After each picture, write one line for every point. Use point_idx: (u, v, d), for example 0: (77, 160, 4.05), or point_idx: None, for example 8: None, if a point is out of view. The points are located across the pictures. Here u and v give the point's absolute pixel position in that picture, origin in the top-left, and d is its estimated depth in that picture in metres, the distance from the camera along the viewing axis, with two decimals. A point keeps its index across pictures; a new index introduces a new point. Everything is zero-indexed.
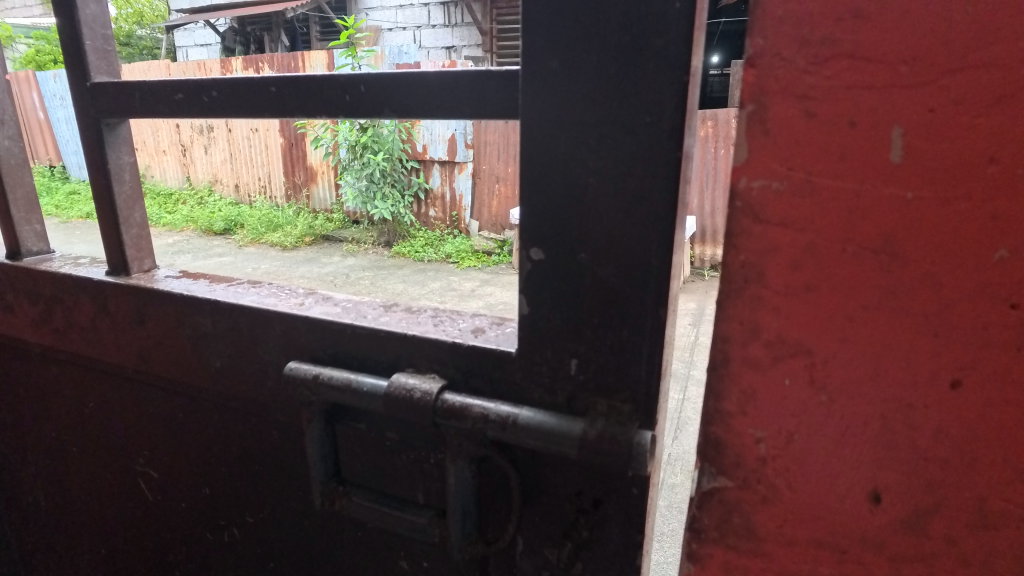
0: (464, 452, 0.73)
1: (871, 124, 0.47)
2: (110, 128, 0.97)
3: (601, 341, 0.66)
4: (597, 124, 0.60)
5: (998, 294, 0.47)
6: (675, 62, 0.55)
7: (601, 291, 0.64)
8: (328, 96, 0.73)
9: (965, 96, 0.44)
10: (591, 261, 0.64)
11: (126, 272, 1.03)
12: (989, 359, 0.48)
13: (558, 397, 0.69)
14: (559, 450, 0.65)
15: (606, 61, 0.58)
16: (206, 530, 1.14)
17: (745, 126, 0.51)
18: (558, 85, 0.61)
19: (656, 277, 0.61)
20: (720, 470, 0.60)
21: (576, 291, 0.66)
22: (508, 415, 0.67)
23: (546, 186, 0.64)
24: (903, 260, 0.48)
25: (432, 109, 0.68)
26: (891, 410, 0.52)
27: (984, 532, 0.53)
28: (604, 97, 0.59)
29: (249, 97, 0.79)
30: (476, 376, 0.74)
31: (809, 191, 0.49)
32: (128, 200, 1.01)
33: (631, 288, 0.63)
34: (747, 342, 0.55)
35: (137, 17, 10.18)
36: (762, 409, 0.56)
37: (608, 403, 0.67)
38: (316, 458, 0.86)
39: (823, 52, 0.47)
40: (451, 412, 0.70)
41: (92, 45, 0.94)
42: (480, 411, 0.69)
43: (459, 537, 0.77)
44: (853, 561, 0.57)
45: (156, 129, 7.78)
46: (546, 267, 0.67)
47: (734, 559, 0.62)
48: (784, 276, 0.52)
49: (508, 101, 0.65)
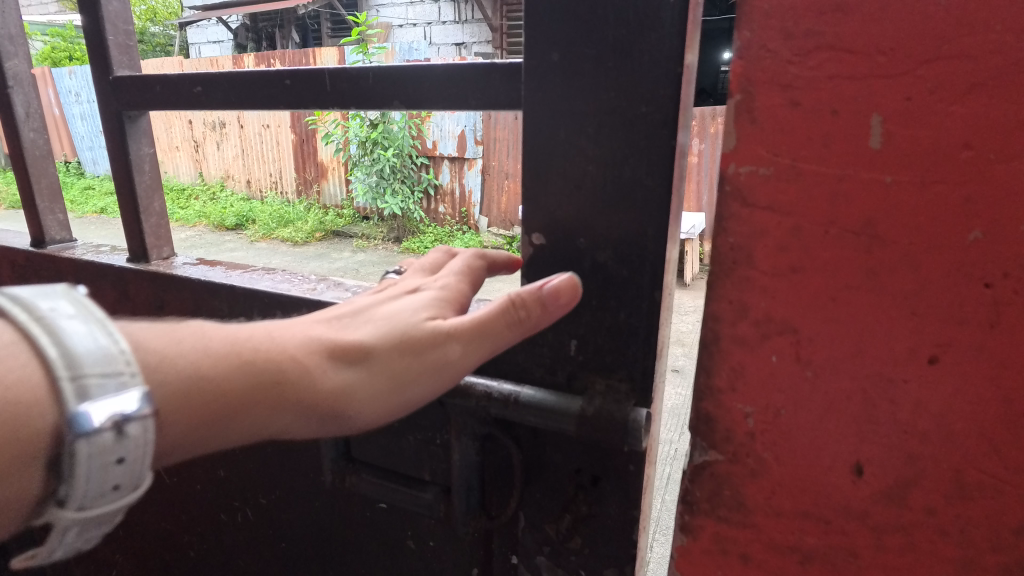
0: (469, 428, 0.77)
1: (853, 113, 0.49)
2: (132, 120, 1.00)
3: (598, 323, 0.69)
4: (596, 114, 0.63)
5: (971, 274, 0.49)
6: (669, 56, 0.58)
7: (599, 274, 0.67)
8: (340, 89, 0.77)
9: (940, 85, 0.47)
10: (590, 245, 0.67)
11: (146, 259, 1.08)
12: (965, 335, 0.51)
13: (559, 376, 0.73)
14: (558, 427, 0.68)
15: (604, 53, 0.61)
16: (221, 511, 1.18)
17: (733, 115, 0.53)
18: (558, 78, 0.64)
19: (651, 261, 0.64)
20: (711, 445, 0.63)
21: (575, 276, 0.69)
22: (510, 393, 0.71)
23: (547, 174, 0.67)
24: (882, 241, 0.51)
25: (438, 101, 0.71)
26: (872, 385, 0.55)
27: (961, 504, 0.55)
28: (601, 89, 0.62)
29: (265, 90, 0.83)
30: (481, 357, 0.78)
31: (794, 176, 0.52)
32: (148, 189, 1.05)
33: (627, 272, 0.66)
34: (736, 321, 0.58)
35: (151, 14, 10.35)
36: (750, 385, 0.59)
37: (606, 382, 0.70)
38: (328, 438, 0.91)
39: (806, 44, 0.50)
40: (457, 390, 0.74)
41: (115, 41, 0.98)
42: (484, 390, 0.72)
43: (463, 511, 0.80)
44: (837, 532, 0.60)
45: (170, 124, 7.88)
46: (548, 253, 0.70)
47: (725, 530, 0.65)
48: (772, 257, 0.55)
49: (512, 93, 0.68)
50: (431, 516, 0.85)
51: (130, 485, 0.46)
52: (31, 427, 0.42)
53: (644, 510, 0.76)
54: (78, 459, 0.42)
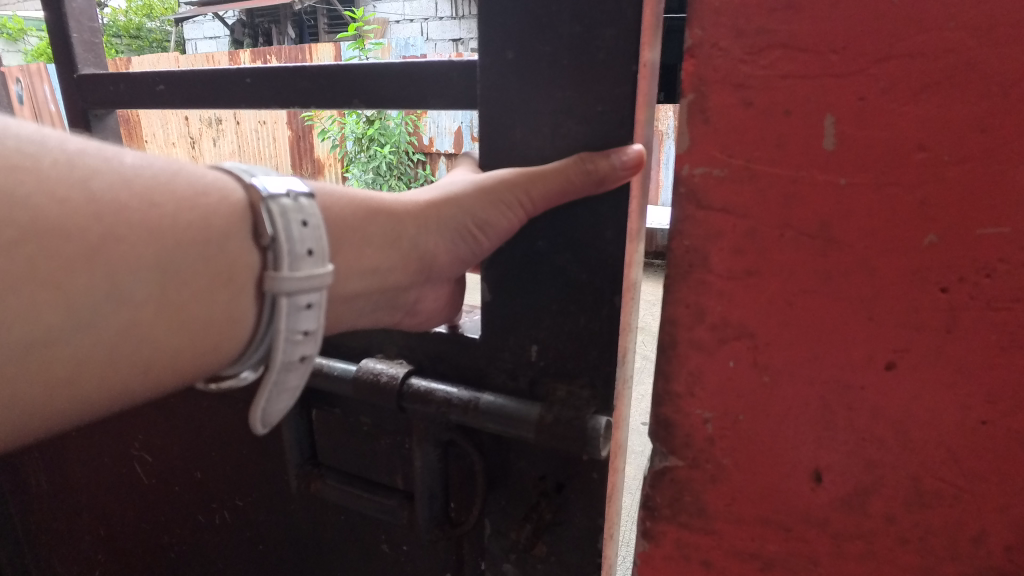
0: (430, 435, 0.75)
1: (806, 113, 0.48)
2: (98, 119, 1.00)
3: (559, 327, 0.68)
4: (553, 112, 0.61)
5: (927, 278, 0.48)
6: (625, 53, 0.57)
7: (562, 276, 0.66)
8: (301, 87, 0.75)
9: (893, 85, 0.46)
10: (549, 247, 0.65)
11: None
12: (923, 340, 0.50)
13: (521, 382, 0.72)
14: (517, 434, 0.67)
15: (560, 51, 0.60)
16: (199, 513, 1.17)
17: (687, 115, 0.52)
18: (513, 75, 0.62)
19: (612, 264, 0.63)
20: (670, 451, 0.62)
21: (536, 279, 0.67)
22: (470, 399, 0.69)
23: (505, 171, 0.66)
24: (837, 245, 0.50)
25: (399, 99, 0.70)
26: (830, 391, 0.53)
27: (920, 512, 0.54)
28: (555, 88, 0.61)
29: (226, 88, 0.81)
30: (443, 361, 0.76)
31: (748, 178, 0.51)
32: None
33: (588, 274, 0.64)
34: (693, 325, 0.57)
35: (147, 9, 10.30)
36: (707, 390, 0.58)
37: (568, 388, 0.69)
38: (292, 442, 0.88)
39: (758, 42, 0.48)
40: (417, 396, 0.72)
41: (80, 38, 0.97)
42: (443, 396, 0.71)
43: (426, 518, 0.79)
44: (797, 540, 0.59)
45: (165, 121, 7.85)
46: (506, 254, 0.68)
47: (687, 536, 0.64)
48: (728, 260, 0.54)
49: (467, 90, 0.67)
50: (395, 522, 0.84)
51: (321, 257, 0.50)
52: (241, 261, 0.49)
53: (610, 517, 0.75)
54: (273, 213, 0.48)
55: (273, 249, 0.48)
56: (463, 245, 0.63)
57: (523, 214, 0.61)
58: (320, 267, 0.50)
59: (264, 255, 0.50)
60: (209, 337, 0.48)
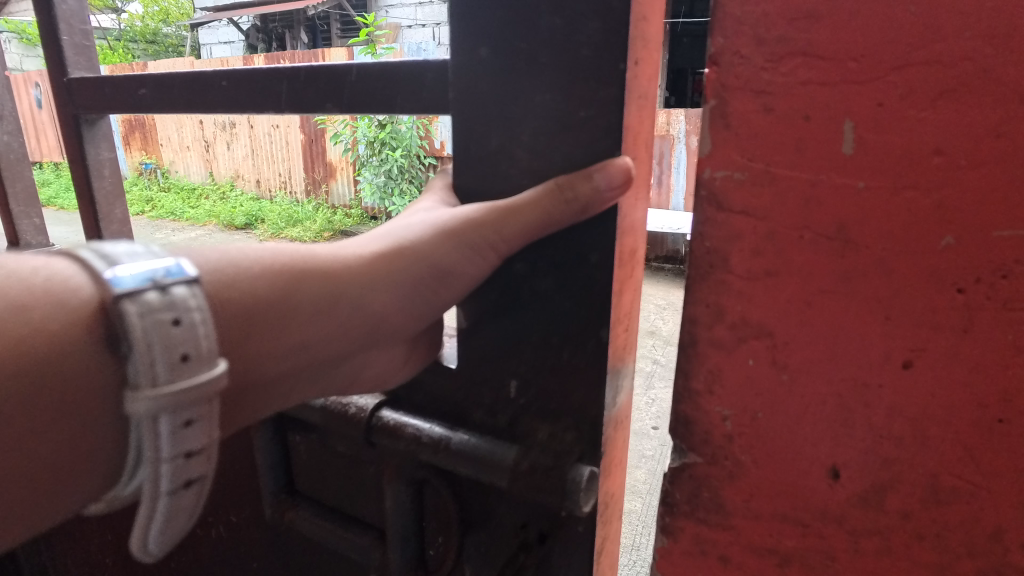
0: (403, 474, 0.78)
1: (826, 118, 0.50)
2: (89, 124, 1.06)
3: (544, 355, 0.69)
4: (531, 115, 0.63)
5: (943, 279, 0.49)
6: (605, 52, 0.57)
7: (541, 306, 0.67)
8: (278, 91, 0.78)
9: (912, 91, 0.47)
10: (528, 272, 0.67)
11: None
12: (939, 339, 0.51)
13: (500, 419, 0.73)
14: (490, 478, 0.69)
15: (538, 47, 0.61)
16: (194, 526, 1.14)
17: (709, 121, 0.54)
18: (490, 74, 0.64)
19: (600, 286, 0.63)
20: (690, 447, 0.64)
21: (514, 310, 0.69)
22: (440, 438, 0.72)
23: (492, 188, 0.68)
24: (855, 246, 0.51)
25: (371, 101, 0.72)
26: (847, 389, 0.55)
27: (937, 509, 0.55)
28: (538, 93, 0.62)
29: (205, 93, 0.85)
30: (419, 393, 0.79)
31: (767, 181, 0.53)
32: (108, 194, 1.13)
33: (570, 302, 0.65)
34: (713, 324, 0.58)
35: (163, 15, 10.46)
36: (726, 387, 0.60)
37: (552, 429, 0.70)
38: (268, 471, 0.93)
39: (778, 51, 0.50)
40: (386, 429, 0.75)
41: (70, 41, 1.05)
42: (414, 432, 0.74)
43: (399, 561, 0.81)
44: (814, 536, 0.60)
45: (180, 125, 8.18)
46: (485, 286, 0.70)
47: (704, 532, 0.65)
48: (747, 262, 0.55)
49: (442, 96, 0.69)
50: (368, 562, 0.87)
51: (201, 357, 0.46)
52: (91, 382, 0.44)
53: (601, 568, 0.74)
54: (129, 316, 0.43)
55: (133, 360, 0.44)
56: (421, 300, 0.62)
57: (496, 255, 0.62)
58: (200, 368, 0.46)
59: (121, 367, 0.45)
60: (81, 467, 0.45)
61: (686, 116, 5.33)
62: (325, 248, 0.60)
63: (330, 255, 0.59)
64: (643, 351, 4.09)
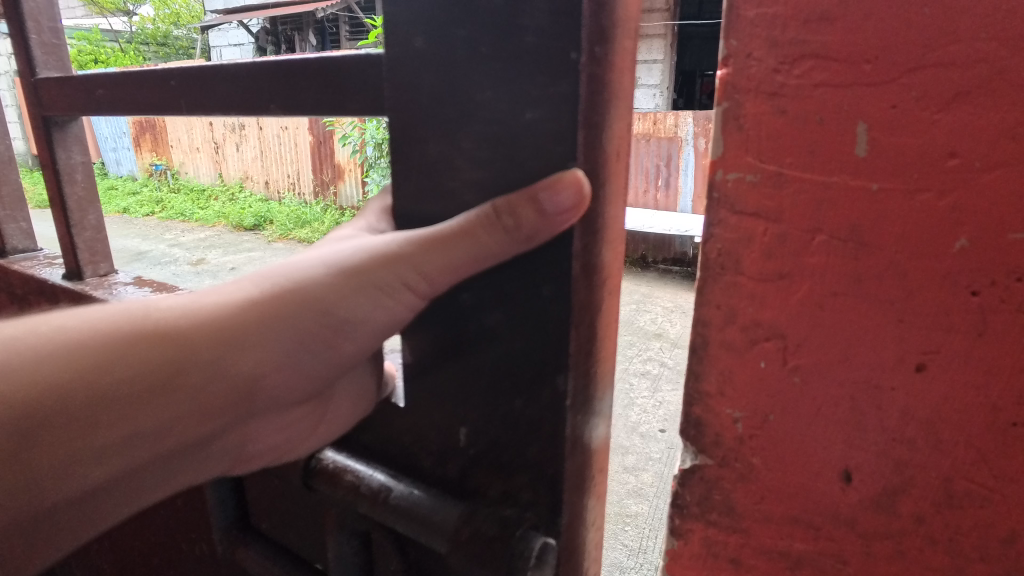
0: (345, 524, 0.72)
1: (839, 119, 0.50)
2: (60, 126, 1.05)
3: (491, 400, 0.57)
4: (468, 115, 0.50)
5: (956, 282, 0.49)
6: (553, 37, 0.45)
7: (490, 344, 0.56)
8: (212, 90, 0.70)
9: (926, 92, 0.47)
10: (475, 303, 0.55)
11: (80, 276, 1.14)
12: (951, 342, 0.51)
13: (450, 470, 0.62)
14: (429, 541, 0.60)
15: (475, 35, 0.48)
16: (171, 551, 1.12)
17: (722, 123, 0.54)
18: (418, 65, 0.52)
19: (555, 323, 0.51)
20: (700, 449, 0.64)
21: (462, 343, 0.58)
22: (379, 489, 0.63)
23: (430, 202, 0.55)
24: (869, 249, 0.51)
25: (296, 103, 0.62)
26: (859, 392, 0.55)
27: (951, 513, 0.55)
28: (478, 90, 0.49)
29: (153, 94, 0.79)
30: (367, 433, 0.69)
31: (781, 183, 0.53)
32: (80, 201, 1.11)
33: (519, 341, 0.54)
34: (725, 325, 0.58)
35: (174, 17, 10.55)
36: (739, 390, 0.60)
37: (506, 486, 0.59)
38: (216, 507, 0.89)
39: (791, 52, 0.50)
40: (325, 473, 0.68)
41: (39, 41, 1.03)
42: (353, 479, 0.66)
43: None
44: (826, 539, 0.60)
45: (190, 127, 8.20)
46: (430, 314, 0.58)
47: (714, 535, 0.65)
48: (759, 264, 0.55)
49: (372, 94, 0.57)
50: None
51: None
52: None
53: None
54: None
55: None
56: (309, 353, 0.53)
57: (420, 293, 0.53)
58: None
59: None
60: None
61: (694, 119, 5.33)
62: (187, 295, 0.51)
63: (187, 307, 0.50)
64: (651, 354, 4.08)
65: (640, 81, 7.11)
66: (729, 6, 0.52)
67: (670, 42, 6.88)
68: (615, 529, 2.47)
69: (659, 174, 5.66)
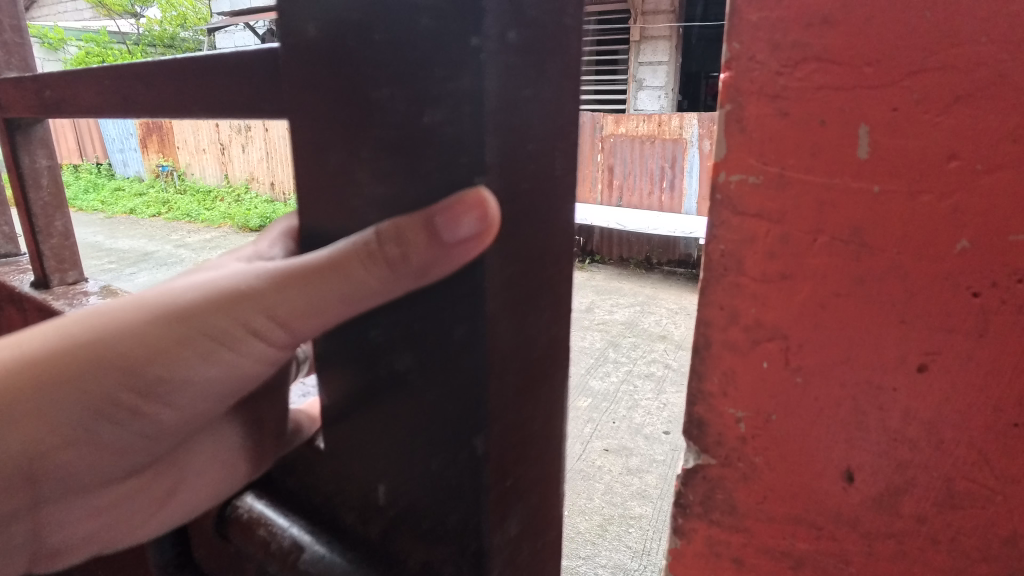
0: None
1: (840, 123, 0.50)
2: (24, 130, 1.01)
3: (407, 468, 0.40)
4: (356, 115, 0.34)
5: (958, 282, 0.50)
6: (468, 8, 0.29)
7: (403, 398, 0.39)
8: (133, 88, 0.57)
9: (928, 95, 0.47)
10: (386, 341, 0.38)
11: (47, 284, 1.09)
12: (954, 343, 0.51)
13: (372, 531, 0.43)
14: None
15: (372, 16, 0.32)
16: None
17: (724, 124, 0.54)
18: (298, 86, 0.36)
19: (464, 380, 0.36)
20: (702, 448, 0.64)
21: (372, 392, 0.40)
22: (291, 548, 0.46)
23: (317, 212, 0.38)
24: (871, 250, 0.52)
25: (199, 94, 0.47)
26: (862, 392, 0.55)
27: (952, 512, 0.55)
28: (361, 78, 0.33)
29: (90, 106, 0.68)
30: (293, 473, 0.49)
31: (783, 185, 0.53)
32: (46, 206, 1.07)
33: (432, 397, 0.37)
34: (727, 326, 0.59)
35: (181, 19, 10.46)
36: (741, 390, 0.60)
37: (430, 554, 0.41)
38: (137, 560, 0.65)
39: (792, 56, 0.51)
40: (241, 526, 0.50)
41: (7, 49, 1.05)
42: (265, 534, 0.48)
43: None
44: (828, 538, 0.60)
45: (197, 129, 8.28)
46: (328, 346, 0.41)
47: (718, 534, 0.66)
48: (762, 265, 0.56)
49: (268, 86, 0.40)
50: None
51: None
52: None
53: None
54: None
55: None
56: (110, 424, 0.38)
57: (279, 342, 0.38)
58: None
59: None
60: None
61: (699, 120, 5.32)
62: None
63: None
64: (655, 356, 4.08)
65: (645, 83, 7.12)
66: (732, 9, 0.53)
67: (675, 44, 6.87)
68: (619, 531, 2.47)
69: (663, 176, 5.65)
